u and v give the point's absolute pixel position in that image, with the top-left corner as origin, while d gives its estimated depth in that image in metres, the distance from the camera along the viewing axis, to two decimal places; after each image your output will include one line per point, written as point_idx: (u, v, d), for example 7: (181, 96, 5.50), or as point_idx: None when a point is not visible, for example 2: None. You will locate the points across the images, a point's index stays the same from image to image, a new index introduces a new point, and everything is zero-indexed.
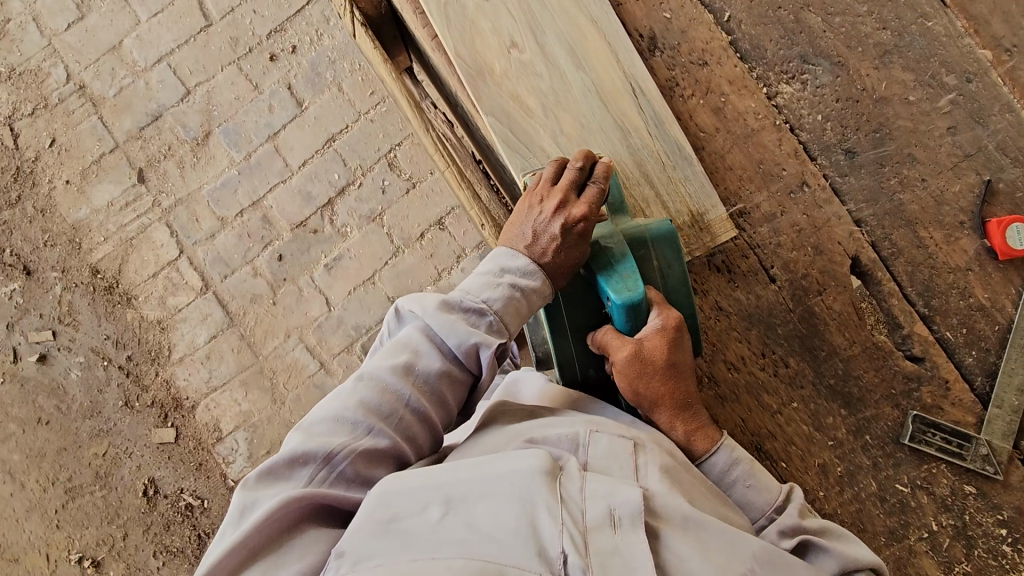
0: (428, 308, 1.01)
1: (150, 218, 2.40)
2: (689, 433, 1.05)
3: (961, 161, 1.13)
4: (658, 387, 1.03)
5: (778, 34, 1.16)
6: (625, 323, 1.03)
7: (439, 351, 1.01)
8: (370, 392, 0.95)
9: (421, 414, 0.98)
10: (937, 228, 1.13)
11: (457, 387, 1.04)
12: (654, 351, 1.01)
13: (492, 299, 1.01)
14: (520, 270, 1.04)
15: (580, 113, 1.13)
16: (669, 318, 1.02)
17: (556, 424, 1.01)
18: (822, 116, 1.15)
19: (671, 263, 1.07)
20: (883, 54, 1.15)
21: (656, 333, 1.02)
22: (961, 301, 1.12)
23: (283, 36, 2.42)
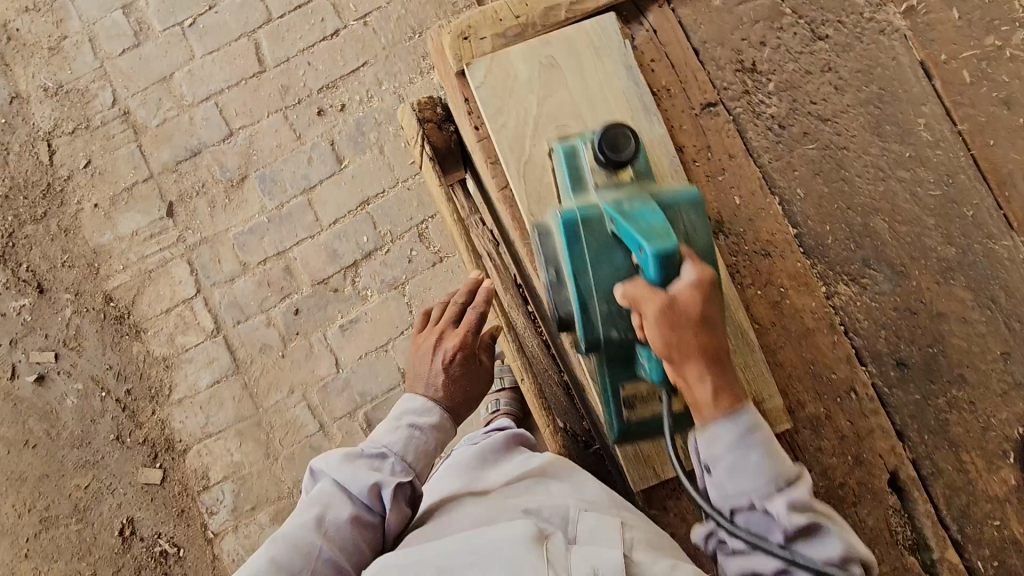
0: (334, 462, 1.10)
1: (172, 253, 2.38)
2: (716, 392, 0.87)
3: (1013, 388, 1.12)
4: (690, 337, 0.86)
5: (843, 233, 1.16)
6: (657, 272, 0.88)
7: (348, 500, 1.07)
8: (282, 549, 0.98)
9: (336, 566, 1.00)
10: (981, 453, 1.11)
11: (366, 530, 1.06)
12: (687, 305, 0.86)
13: (392, 443, 1.12)
14: (416, 411, 1.16)
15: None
16: (703, 271, 0.86)
17: (545, 505, 1.06)
18: (879, 323, 1.14)
19: (697, 228, 0.96)
20: (946, 270, 1.15)
21: (690, 288, 0.87)
22: (997, 533, 1.10)
23: (334, 92, 2.42)
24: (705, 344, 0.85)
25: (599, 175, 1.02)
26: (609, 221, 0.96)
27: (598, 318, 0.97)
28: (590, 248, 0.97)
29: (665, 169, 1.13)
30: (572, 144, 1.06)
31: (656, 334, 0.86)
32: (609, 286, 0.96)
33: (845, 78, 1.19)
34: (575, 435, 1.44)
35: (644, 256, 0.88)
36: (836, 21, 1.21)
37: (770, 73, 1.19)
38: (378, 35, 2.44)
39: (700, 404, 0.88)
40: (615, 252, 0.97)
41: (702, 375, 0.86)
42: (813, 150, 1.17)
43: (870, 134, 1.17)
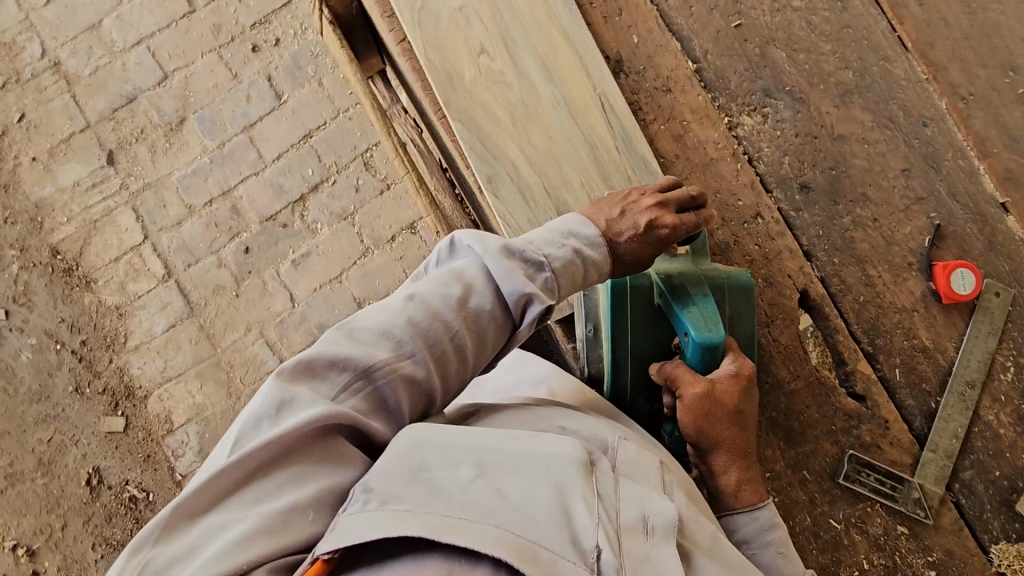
0: (487, 247, 0.86)
1: (116, 201, 2.35)
2: (739, 480, 0.97)
3: (914, 203, 1.15)
4: (722, 431, 0.95)
5: (742, 66, 1.17)
6: (699, 359, 0.96)
7: (492, 293, 0.86)
8: (420, 314, 0.81)
9: (461, 351, 0.83)
10: (887, 268, 1.14)
11: (497, 338, 0.88)
12: (725, 395, 0.94)
13: (553, 256, 0.88)
14: (584, 240, 0.92)
15: (550, 130, 1.12)
16: (743, 365, 0.96)
17: (587, 423, 0.94)
18: (780, 150, 1.16)
19: (741, 314, 1.04)
20: (844, 94, 1.17)
21: (728, 377, 0.96)
22: (906, 341, 1.13)
23: (267, 27, 2.39)
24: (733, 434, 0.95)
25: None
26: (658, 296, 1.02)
27: (628, 379, 1.10)
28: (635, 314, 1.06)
29: (561, 11, 1.15)
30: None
31: (687, 415, 0.95)
32: (640, 352, 1.08)
33: None
34: None
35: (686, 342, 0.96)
36: None
37: None
38: None
39: (723, 486, 0.98)
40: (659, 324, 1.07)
41: (730, 464, 0.97)
42: None
43: None
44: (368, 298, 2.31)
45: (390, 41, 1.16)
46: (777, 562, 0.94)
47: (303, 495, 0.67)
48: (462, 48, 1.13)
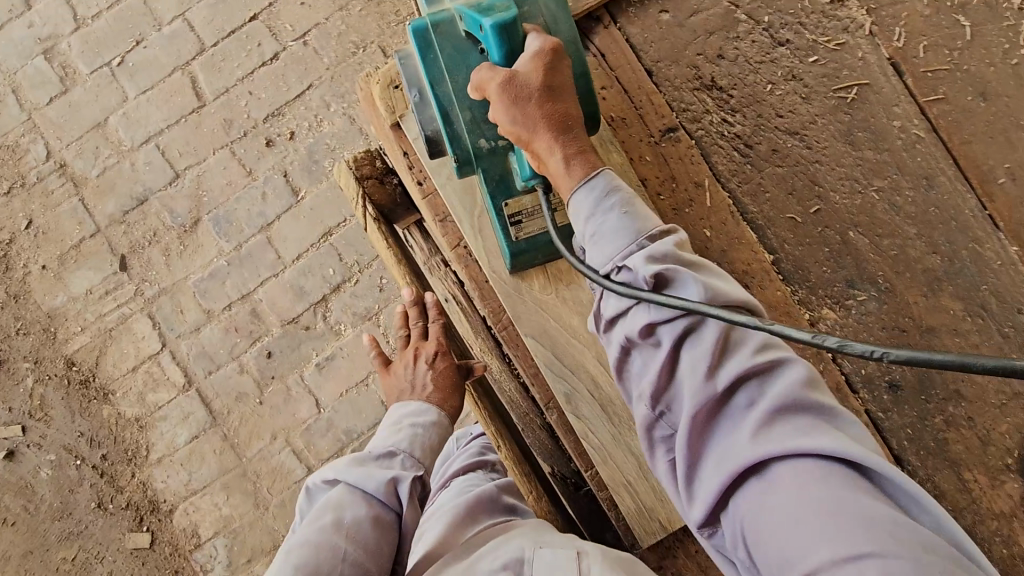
0: (340, 468, 0.96)
1: (131, 308, 2.27)
2: (565, 155, 0.80)
3: (1012, 399, 1.07)
4: (534, 112, 0.80)
5: (823, 255, 1.08)
6: (499, 49, 0.82)
7: (363, 498, 0.92)
8: (301, 556, 0.82)
9: (361, 570, 0.84)
10: (983, 470, 1.07)
11: (389, 534, 0.91)
12: (529, 75, 0.80)
13: (397, 442, 1.03)
14: (414, 411, 1.11)
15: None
16: (547, 39, 0.82)
17: (498, 551, 0.87)
18: (867, 346, 1.08)
19: (557, 18, 0.92)
20: (932, 281, 1.09)
21: (533, 60, 0.81)
22: (1006, 549, 1.06)
23: (281, 120, 2.30)
24: (547, 110, 0.79)
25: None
26: (459, 20, 0.87)
27: (462, 126, 0.90)
28: (445, 54, 0.89)
29: None
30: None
31: (496, 110, 0.80)
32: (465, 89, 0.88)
33: (809, 85, 1.11)
34: (563, 480, 1.34)
35: (483, 34, 0.82)
36: (797, 23, 1.12)
37: (731, 88, 1.11)
38: (321, 54, 2.31)
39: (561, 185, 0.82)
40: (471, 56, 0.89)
41: (554, 145, 0.80)
42: (783, 167, 1.09)
43: (842, 144, 1.10)
44: None
45: (444, 244, 1.08)
46: (624, 223, 0.76)
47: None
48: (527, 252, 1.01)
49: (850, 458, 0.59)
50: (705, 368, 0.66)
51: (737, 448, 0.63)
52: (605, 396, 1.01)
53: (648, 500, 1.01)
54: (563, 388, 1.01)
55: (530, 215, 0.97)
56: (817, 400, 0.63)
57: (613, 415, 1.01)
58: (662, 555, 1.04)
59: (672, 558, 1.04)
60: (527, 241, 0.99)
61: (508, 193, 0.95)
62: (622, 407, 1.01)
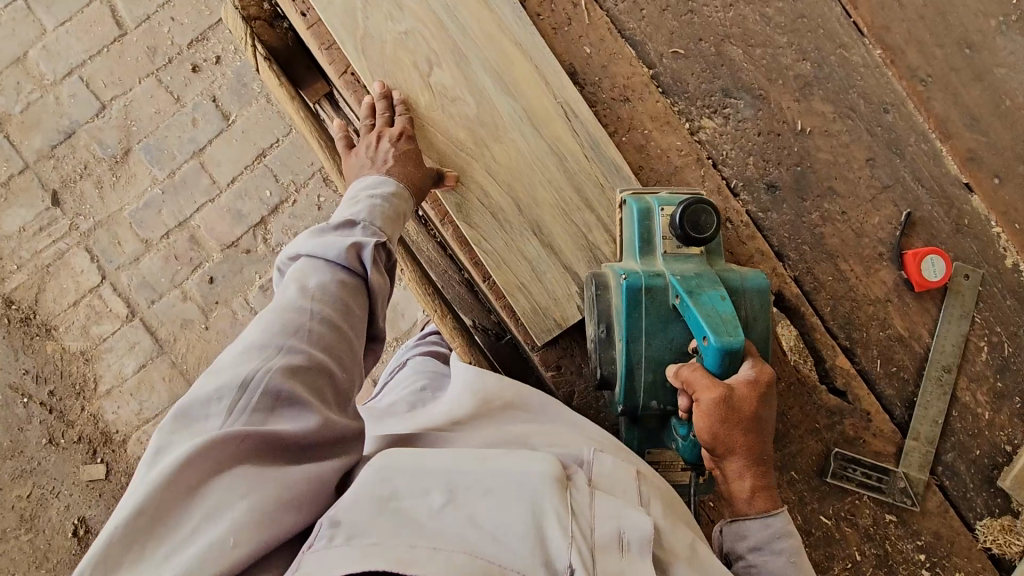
0: (298, 244, 0.85)
1: (68, 243, 2.26)
2: (753, 488, 0.82)
3: (881, 193, 1.14)
4: (738, 437, 0.80)
5: (699, 67, 1.14)
6: (717, 364, 0.82)
7: (328, 266, 0.82)
8: (276, 314, 0.75)
9: (335, 326, 0.77)
10: (858, 261, 1.13)
11: (360, 300, 0.83)
12: (744, 399, 0.79)
13: (356, 214, 0.89)
14: (372, 185, 0.94)
15: (514, 149, 1.07)
16: (766, 372, 0.82)
17: (560, 442, 0.85)
18: (744, 151, 1.14)
19: (758, 318, 0.92)
20: (803, 87, 1.14)
21: (747, 383, 0.81)
22: (882, 332, 1.14)
23: (205, 45, 2.28)
24: (750, 440, 0.80)
25: (670, 242, 0.94)
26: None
27: (641, 383, 0.93)
28: (649, 316, 0.92)
29: (508, 18, 1.08)
30: (646, 204, 0.97)
31: (703, 423, 0.80)
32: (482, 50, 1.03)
33: None
34: (484, 330, 1.35)
35: (704, 347, 0.82)
36: None
37: None
38: None
39: (734, 494, 0.83)
40: (672, 325, 0.92)
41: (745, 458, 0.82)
42: None
43: None
44: None
45: (332, 74, 1.09)
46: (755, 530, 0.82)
47: (215, 532, 0.58)
48: (410, 71, 1.06)
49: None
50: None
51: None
52: (494, 203, 1.07)
53: (542, 299, 1.07)
54: (454, 199, 1.07)
55: (673, 465, 1.02)
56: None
57: (503, 221, 1.07)
58: (559, 355, 1.10)
59: (570, 358, 1.09)
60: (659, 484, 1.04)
61: (654, 442, 1.02)
62: (510, 212, 1.07)
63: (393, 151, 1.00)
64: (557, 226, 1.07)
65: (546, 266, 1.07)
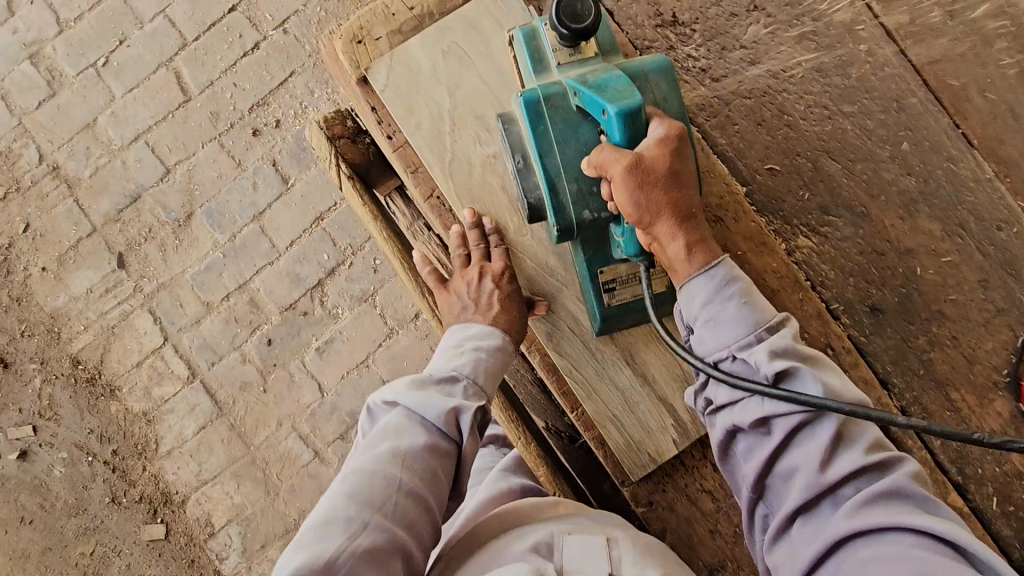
0: (397, 390, 0.83)
1: (131, 304, 2.31)
2: (687, 246, 0.81)
3: (995, 317, 1.07)
4: (660, 197, 0.78)
5: (796, 184, 1.08)
6: (623, 134, 0.80)
7: (422, 426, 0.79)
8: (356, 482, 0.72)
9: (421, 497, 0.73)
10: (970, 389, 1.06)
11: (448, 465, 0.79)
12: (656, 160, 0.78)
13: (461, 366, 0.87)
14: (477, 335, 0.91)
15: None
16: (673, 125, 0.80)
17: (524, 533, 0.81)
18: (846, 272, 1.08)
19: (669, 98, 0.89)
20: (908, 203, 1.08)
21: (656, 144, 0.80)
22: (997, 467, 1.06)
23: (266, 109, 2.32)
24: (673, 197, 0.79)
25: (561, 53, 0.91)
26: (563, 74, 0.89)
27: (567, 199, 0.88)
28: (555, 125, 0.88)
29: None
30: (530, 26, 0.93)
31: (622, 193, 0.78)
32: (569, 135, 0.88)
33: (772, 14, 1.11)
34: (556, 434, 1.22)
35: (607, 119, 0.80)
36: None
37: (694, 23, 1.11)
38: (302, 42, 2.33)
39: (672, 260, 0.82)
40: (581, 127, 0.88)
41: (675, 230, 0.80)
42: (751, 99, 1.09)
43: (809, 71, 1.09)
44: None
45: (416, 196, 1.06)
46: (742, 312, 0.79)
47: None
48: (499, 195, 1.02)
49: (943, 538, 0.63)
50: (819, 463, 0.71)
51: (833, 528, 0.68)
52: (585, 332, 1.01)
53: (634, 432, 1.01)
54: (544, 327, 1.01)
55: (626, 282, 0.95)
56: (920, 495, 0.68)
57: (594, 350, 1.01)
58: (650, 491, 1.03)
59: (662, 493, 1.03)
60: (619, 307, 0.97)
61: (604, 260, 0.95)
62: (602, 342, 1.01)
63: (498, 291, 0.94)
64: (650, 357, 1.02)
65: (640, 398, 1.01)
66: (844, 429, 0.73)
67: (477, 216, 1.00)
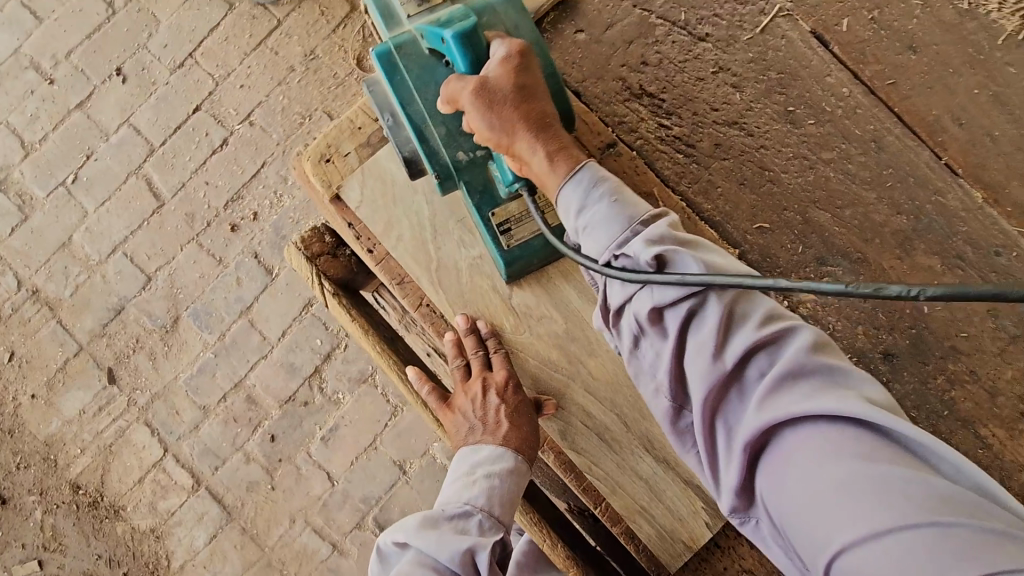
0: (408, 530, 0.78)
1: (127, 419, 2.25)
2: (548, 155, 0.78)
3: (1010, 345, 1.04)
4: (512, 112, 0.77)
5: (789, 238, 1.07)
6: (464, 59, 0.80)
7: (434, 571, 0.73)
8: None
9: None
10: (998, 423, 1.03)
11: None
12: (499, 76, 0.77)
13: (474, 498, 0.84)
14: (488, 459, 0.89)
15: (612, 361, 0.98)
16: (514, 42, 0.79)
17: None
18: (852, 320, 1.06)
19: (520, 23, 0.88)
20: (903, 242, 1.06)
21: (499, 62, 0.78)
22: None
23: (241, 203, 2.30)
24: (524, 110, 0.77)
25: None
26: (421, 39, 0.85)
27: (438, 146, 0.88)
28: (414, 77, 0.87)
29: None
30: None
31: (476, 119, 0.77)
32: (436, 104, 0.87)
33: (738, 73, 1.10)
34: (579, 513, 1.15)
35: (447, 48, 0.80)
36: (712, 16, 1.12)
37: (661, 92, 1.11)
38: (269, 132, 2.32)
39: (541, 175, 0.80)
40: (438, 70, 0.87)
41: (535, 144, 0.78)
42: (729, 159, 1.09)
43: (784, 124, 1.09)
44: (407, 458, 2.19)
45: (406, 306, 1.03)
46: (615, 210, 0.76)
47: None
48: (491, 296, 0.99)
49: (859, 417, 0.58)
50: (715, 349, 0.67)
51: (747, 424, 0.64)
52: (597, 423, 0.97)
53: (665, 522, 0.97)
54: (556, 425, 0.98)
55: (520, 220, 0.94)
56: (825, 365, 0.63)
57: (610, 442, 0.97)
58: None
59: None
60: (520, 247, 0.95)
61: (493, 203, 0.93)
62: (618, 432, 0.97)
63: (504, 406, 0.91)
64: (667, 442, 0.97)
65: (665, 485, 0.97)
66: (734, 305, 0.69)
67: (472, 321, 0.98)
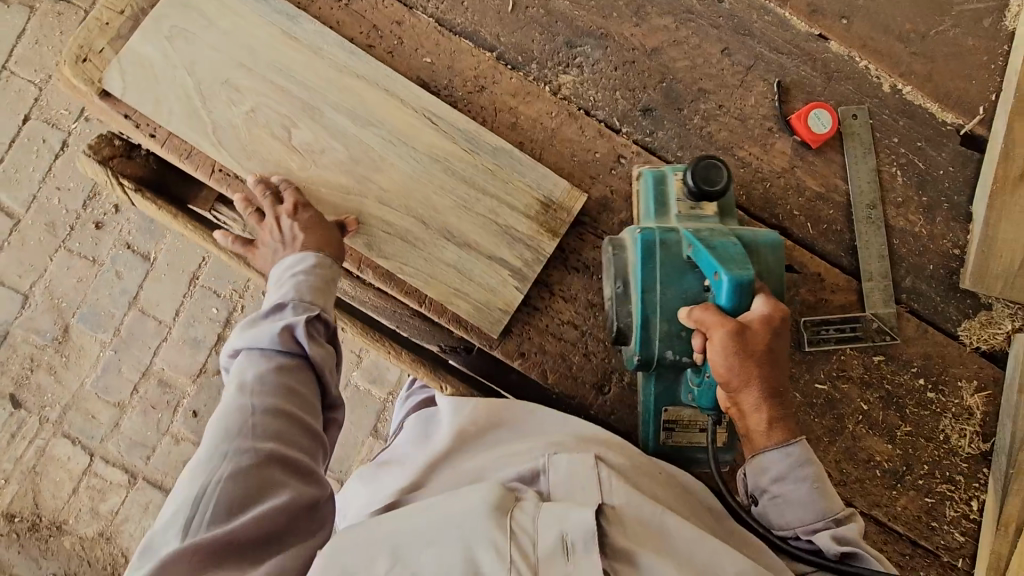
0: (234, 335, 0.91)
1: (44, 437, 2.23)
2: (769, 420, 0.91)
3: (746, 74, 1.19)
4: (753, 368, 0.88)
5: (537, 32, 1.17)
6: (729, 300, 0.88)
7: (260, 354, 0.87)
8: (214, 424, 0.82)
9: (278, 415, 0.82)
10: (752, 143, 1.18)
11: (300, 378, 0.88)
12: (759, 337, 0.86)
13: (285, 293, 0.93)
14: (292, 265, 0.97)
15: (397, 171, 1.08)
16: (777, 307, 0.89)
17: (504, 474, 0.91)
18: (609, 89, 1.17)
19: (772, 268, 0.98)
20: (637, 11, 1.19)
21: (761, 321, 0.88)
22: (801, 198, 1.18)
23: (99, 199, 2.28)
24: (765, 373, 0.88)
25: (683, 205, 1.02)
26: (686, 246, 0.96)
27: (656, 334, 0.97)
28: (663, 266, 0.97)
29: (341, 56, 1.10)
30: (662, 171, 1.06)
31: (718, 355, 0.87)
32: (671, 305, 0.96)
33: None
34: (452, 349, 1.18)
35: (718, 282, 0.88)
36: None
37: None
38: None
39: (752, 427, 0.92)
40: (686, 276, 0.96)
41: (760, 403, 0.90)
42: None
43: None
44: None
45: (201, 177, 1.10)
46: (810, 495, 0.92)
47: None
48: (271, 141, 1.07)
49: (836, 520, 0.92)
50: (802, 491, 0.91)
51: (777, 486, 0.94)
52: (399, 229, 1.07)
53: (481, 296, 1.08)
54: (361, 239, 1.07)
55: (686, 426, 1.05)
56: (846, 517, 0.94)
57: (414, 241, 1.08)
58: (518, 343, 1.11)
59: (528, 340, 1.11)
60: (673, 446, 1.06)
61: (669, 396, 1.03)
62: (419, 231, 1.08)
63: (297, 224, 1.00)
64: (464, 228, 1.09)
65: (471, 265, 1.08)
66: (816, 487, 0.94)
67: (262, 177, 1.04)
